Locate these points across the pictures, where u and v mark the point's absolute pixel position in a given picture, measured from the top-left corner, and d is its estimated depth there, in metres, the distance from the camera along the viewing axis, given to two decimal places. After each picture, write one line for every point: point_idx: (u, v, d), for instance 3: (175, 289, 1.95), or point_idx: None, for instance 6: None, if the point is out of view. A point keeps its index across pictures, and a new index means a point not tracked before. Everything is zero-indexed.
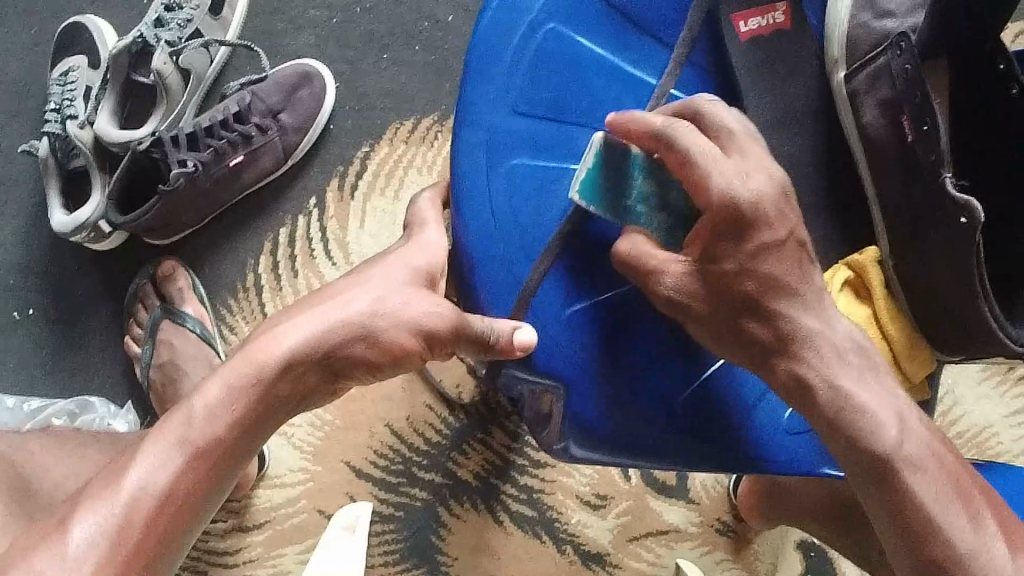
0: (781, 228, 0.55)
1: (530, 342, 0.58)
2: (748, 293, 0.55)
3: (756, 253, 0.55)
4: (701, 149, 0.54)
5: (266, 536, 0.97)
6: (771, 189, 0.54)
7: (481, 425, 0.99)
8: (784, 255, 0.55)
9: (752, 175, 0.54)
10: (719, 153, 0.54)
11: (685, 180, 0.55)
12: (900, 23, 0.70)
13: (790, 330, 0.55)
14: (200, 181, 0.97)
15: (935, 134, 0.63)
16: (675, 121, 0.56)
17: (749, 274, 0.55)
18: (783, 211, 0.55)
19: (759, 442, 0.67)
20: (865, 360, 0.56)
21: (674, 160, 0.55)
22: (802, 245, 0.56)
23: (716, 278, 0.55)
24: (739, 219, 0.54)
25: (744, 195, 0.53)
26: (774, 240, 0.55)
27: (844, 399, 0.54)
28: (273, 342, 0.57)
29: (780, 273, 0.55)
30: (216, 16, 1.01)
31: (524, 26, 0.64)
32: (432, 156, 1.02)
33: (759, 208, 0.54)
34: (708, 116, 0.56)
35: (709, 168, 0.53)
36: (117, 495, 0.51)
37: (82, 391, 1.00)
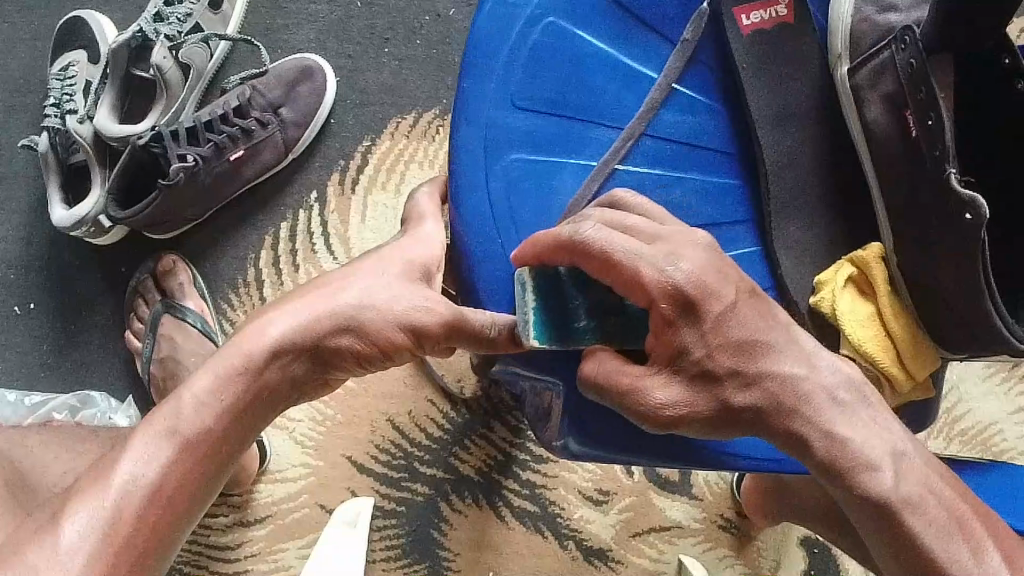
0: (727, 289, 0.50)
1: None
2: (726, 369, 0.50)
3: (715, 328, 0.49)
4: (621, 244, 0.49)
5: (267, 531, 0.97)
6: (705, 259, 0.49)
7: (483, 419, 0.98)
8: (742, 316, 0.50)
9: (682, 255, 0.49)
10: (640, 243, 0.49)
11: (615, 279, 0.49)
12: (905, 17, 0.69)
13: (773, 387, 0.51)
14: (201, 176, 0.96)
15: (940, 127, 0.62)
16: (582, 224, 0.51)
17: (718, 351, 0.50)
18: (723, 275, 0.50)
19: (732, 453, 0.65)
20: (856, 395, 0.54)
21: (599, 266, 0.49)
22: (753, 292, 0.52)
23: (695, 369, 0.50)
24: (687, 301, 0.48)
25: (681, 277, 0.48)
26: (724, 307, 0.49)
27: (847, 407, 0.53)
28: (262, 331, 0.57)
29: (745, 337, 0.50)
30: (216, 10, 1.00)
31: (525, 19, 0.64)
32: (433, 150, 1.02)
33: (702, 283, 0.48)
34: (613, 218, 0.52)
35: (635, 259, 0.48)
36: (109, 486, 0.50)
37: (83, 385, 1.00)
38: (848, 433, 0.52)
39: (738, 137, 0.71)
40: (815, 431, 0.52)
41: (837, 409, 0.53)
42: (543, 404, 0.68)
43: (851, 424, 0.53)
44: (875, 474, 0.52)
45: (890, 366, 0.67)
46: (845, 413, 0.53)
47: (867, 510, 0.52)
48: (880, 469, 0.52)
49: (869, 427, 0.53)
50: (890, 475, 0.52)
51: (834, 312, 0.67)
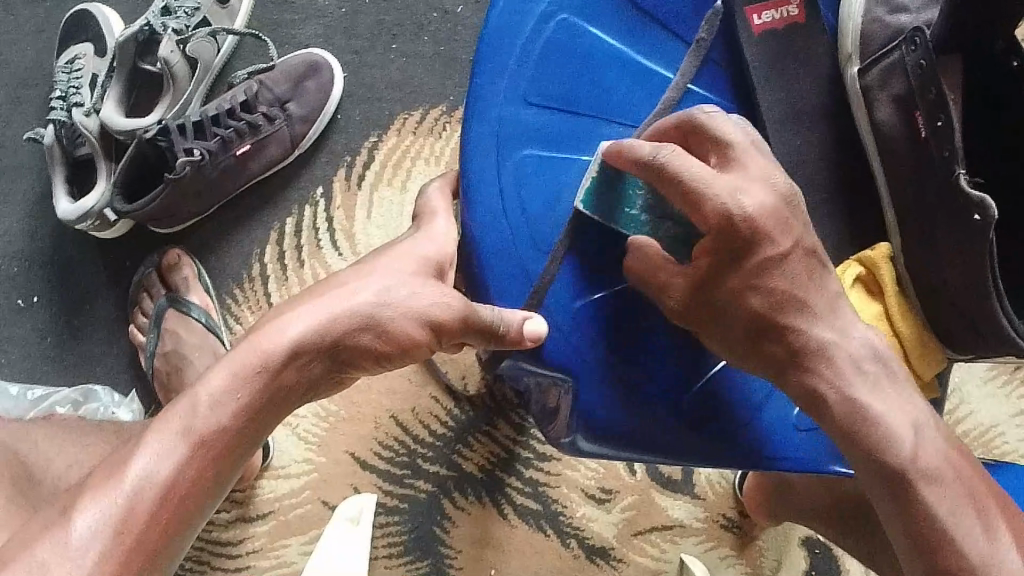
0: (785, 239, 0.54)
1: (541, 334, 0.60)
2: (757, 309, 0.55)
3: (756, 271, 0.54)
4: (692, 170, 0.51)
5: (269, 527, 0.97)
6: (771, 202, 0.53)
7: (487, 416, 0.98)
8: (788, 268, 0.54)
9: (747, 191, 0.52)
10: (713, 171, 0.52)
11: (683, 204, 0.52)
12: (914, 18, 0.69)
13: (800, 343, 0.55)
14: (207, 170, 0.96)
15: (948, 129, 0.62)
16: (662, 146, 0.53)
17: (752, 290, 0.55)
18: (788, 224, 0.53)
19: (758, 449, 0.66)
20: (881, 367, 0.55)
21: (665, 185, 0.53)
22: (811, 252, 0.55)
23: (721, 300, 0.56)
24: (738, 240, 0.53)
25: (741, 215, 0.52)
26: (777, 254, 0.54)
27: (877, 379, 0.55)
28: (278, 331, 0.56)
29: (785, 289, 0.55)
30: (223, 3, 0.99)
31: (537, 16, 0.64)
32: (440, 147, 1.02)
33: (757, 225, 0.52)
34: (708, 128, 0.54)
35: (705, 191, 0.51)
36: (122, 482, 0.50)
37: (86, 379, 1.00)
38: (866, 401, 0.54)
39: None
40: (832, 392, 0.54)
41: (862, 381, 0.55)
42: (550, 402, 0.66)
43: (874, 394, 0.54)
44: (883, 471, 0.52)
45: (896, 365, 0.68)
46: (870, 384, 0.55)
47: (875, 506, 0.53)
48: (886, 468, 0.52)
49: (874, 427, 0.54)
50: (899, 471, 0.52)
51: None
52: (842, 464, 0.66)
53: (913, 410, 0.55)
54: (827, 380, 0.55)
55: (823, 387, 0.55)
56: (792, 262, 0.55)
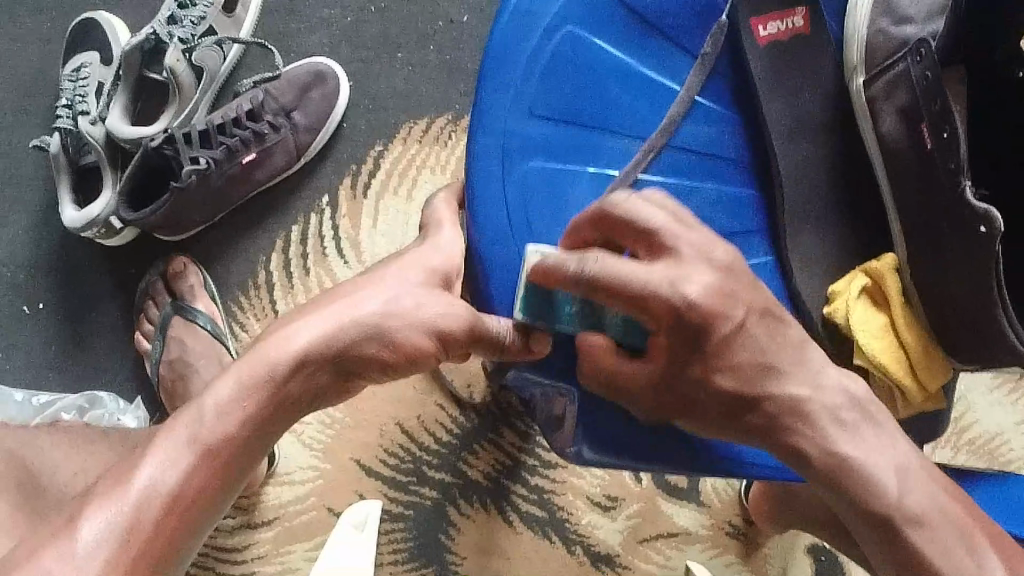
0: (736, 310, 0.52)
1: (545, 343, 0.60)
2: (725, 390, 0.54)
3: (718, 351, 0.53)
4: (625, 271, 0.50)
5: (274, 533, 0.97)
6: (713, 280, 0.51)
7: (493, 424, 0.99)
8: (749, 338, 0.53)
9: (686, 278, 0.50)
10: (643, 266, 0.50)
11: (627, 309, 0.51)
12: (920, 29, 0.69)
13: (775, 409, 0.55)
14: (212, 179, 0.97)
15: (954, 142, 0.62)
16: (588, 257, 0.51)
17: (716, 370, 0.54)
18: (733, 295, 0.51)
19: (750, 463, 0.65)
20: (861, 414, 0.55)
21: (604, 294, 0.51)
22: (767, 311, 0.54)
23: (687, 386, 0.55)
24: (692, 329, 0.51)
25: (686, 305, 0.50)
26: (732, 329, 0.52)
27: (858, 426, 0.55)
28: (286, 340, 0.57)
29: (751, 359, 0.54)
30: (229, 13, 1.00)
31: (543, 28, 0.63)
32: (445, 156, 1.02)
33: (705, 309, 0.51)
34: (627, 218, 0.52)
35: (646, 293, 0.50)
36: (128, 491, 0.51)
37: (92, 385, 1.00)
38: (847, 451, 0.54)
39: (750, 144, 0.71)
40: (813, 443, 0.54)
41: (843, 430, 0.54)
42: (556, 410, 0.67)
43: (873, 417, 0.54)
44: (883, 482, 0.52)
45: (902, 376, 0.67)
46: (850, 433, 0.54)
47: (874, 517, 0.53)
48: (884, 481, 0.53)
49: (874, 440, 0.54)
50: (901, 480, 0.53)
51: (847, 322, 0.67)
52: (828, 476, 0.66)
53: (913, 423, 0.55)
54: (806, 432, 0.54)
55: (803, 443, 0.54)
56: (750, 328, 0.53)
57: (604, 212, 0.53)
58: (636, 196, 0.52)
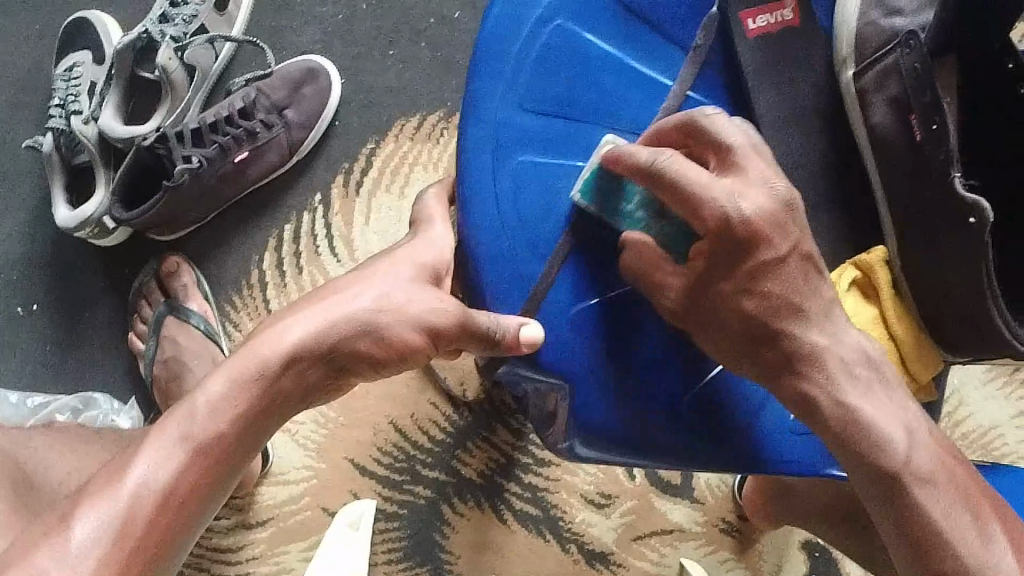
0: (784, 244, 0.53)
1: (536, 339, 0.58)
2: (748, 311, 0.54)
3: (752, 275, 0.53)
4: (691, 173, 0.51)
5: (269, 533, 0.97)
6: (770, 206, 0.51)
7: (486, 422, 0.98)
8: (785, 272, 0.53)
9: (745, 195, 0.51)
10: (710, 176, 0.52)
11: (680, 211, 0.52)
12: (909, 21, 0.69)
13: (792, 346, 0.54)
14: (206, 178, 0.96)
15: (944, 132, 0.62)
16: (661, 152, 0.53)
17: (746, 292, 0.54)
18: (784, 228, 0.52)
19: (770, 453, 0.66)
20: (873, 371, 0.56)
21: (665, 190, 0.53)
22: (809, 256, 0.54)
23: (716, 301, 0.55)
24: (735, 244, 0.52)
25: (738, 218, 0.51)
26: (774, 258, 0.53)
27: (868, 382, 0.55)
28: (276, 337, 0.57)
29: (783, 294, 0.54)
30: (221, 11, 1.00)
31: (533, 22, 0.63)
32: (437, 153, 1.02)
33: (754, 229, 0.52)
34: (711, 130, 0.53)
35: (701, 197, 0.51)
36: (120, 490, 0.51)
37: (86, 387, 1.00)
38: (855, 404, 0.54)
39: (751, 125, 0.69)
40: None
41: (853, 383, 0.55)
42: (547, 406, 0.65)
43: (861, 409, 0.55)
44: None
45: (894, 369, 0.68)
46: (862, 388, 0.55)
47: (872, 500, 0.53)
48: None
49: (864, 430, 0.54)
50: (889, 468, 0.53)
51: None
52: (836, 468, 0.65)
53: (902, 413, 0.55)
54: (818, 380, 0.54)
55: (812, 389, 0.54)
56: (790, 266, 0.53)
57: (691, 122, 0.54)
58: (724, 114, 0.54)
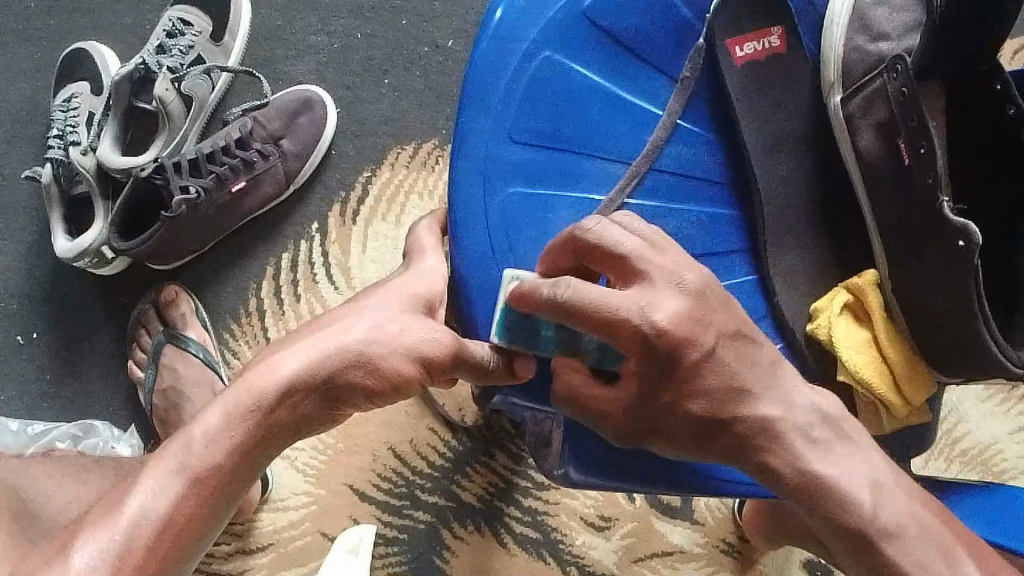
0: (707, 336, 0.52)
1: (528, 369, 0.61)
2: (697, 415, 0.54)
3: (687, 378, 0.53)
4: (594, 293, 0.50)
5: (269, 559, 0.97)
6: (683, 308, 0.51)
7: (484, 447, 0.99)
8: (717, 360, 0.53)
9: (656, 305, 0.50)
10: (614, 291, 0.51)
11: (596, 334, 0.51)
12: (895, 45, 0.70)
13: (749, 430, 0.54)
14: (202, 209, 0.97)
15: (931, 155, 0.63)
16: (560, 281, 0.52)
17: (687, 398, 0.53)
18: (703, 321, 0.52)
19: (729, 477, 0.65)
20: (832, 431, 0.55)
21: (574, 318, 0.51)
22: (737, 333, 0.54)
23: (659, 412, 0.54)
24: (663, 355, 0.51)
25: (654, 331, 0.50)
26: (701, 354, 0.52)
27: (830, 444, 0.54)
28: (272, 368, 0.58)
29: (722, 386, 0.53)
30: (217, 42, 1.02)
31: (521, 54, 0.64)
32: (432, 180, 1.03)
33: (676, 339, 0.51)
34: (599, 242, 0.53)
35: (612, 317, 0.50)
36: (120, 518, 0.52)
37: (86, 415, 1.01)
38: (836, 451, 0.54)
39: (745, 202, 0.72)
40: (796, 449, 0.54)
41: (814, 448, 0.54)
42: (544, 431, 0.68)
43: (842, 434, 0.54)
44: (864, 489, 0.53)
45: (887, 393, 0.67)
46: (822, 451, 0.54)
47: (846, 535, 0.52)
48: (861, 494, 0.53)
49: (849, 456, 0.54)
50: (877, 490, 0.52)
51: (830, 339, 0.68)
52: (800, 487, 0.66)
53: None
54: (779, 452, 0.54)
55: (778, 463, 0.54)
56: (719, 352, 0.53)
57: (577, 238, 0.54)
58: (607, 221, 0.54)
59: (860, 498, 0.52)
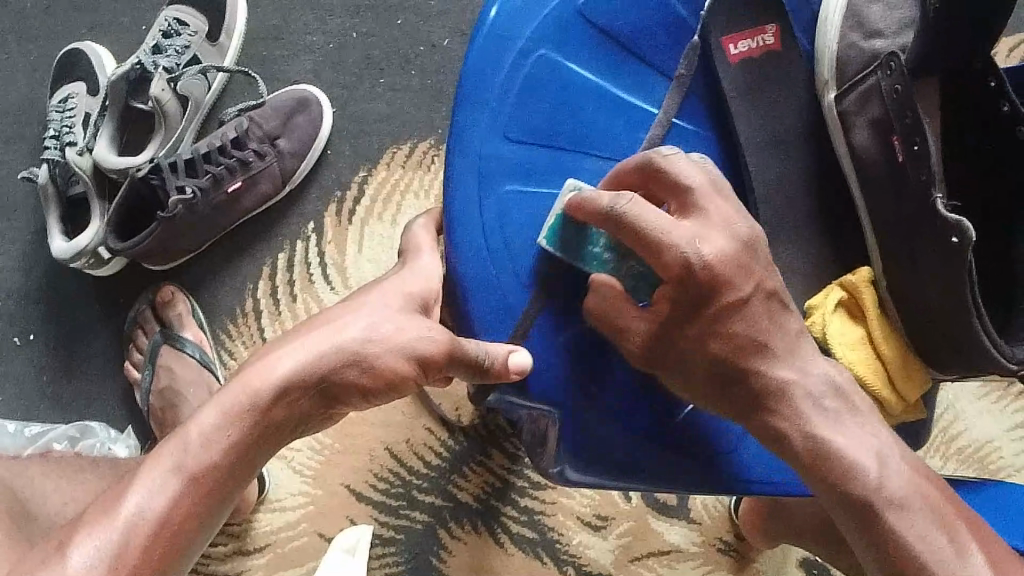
0: (745, 284, 0.55)
1: (525, 367, 0.60)
2: (717, 354, 0.56)
3: (716, 319, 0.55)
4: (651, 217, 0.53)
5: (266, 560, 0.97)
6: (730, 249, 0.54)
7: (480, 446, 0.99)
8: (749, 312, 0.55)
9: (706, 239, 0.54)
10: (670, 219, 0.53)
11: (644, 255, 0.54)
12: (889, 43, 0.70)
13: (760, 386, 0.55)
14: (200, 208, 0.97)
15: (925, 154, 0.63)
16: (620, 196, 0.54)
17: (713, 336, 0.55)
18: (745, 268, 0.55)
19: (730, 475, 0.66)
20: (842, 401, 0.55)
21: (627, 235, 0.54)
22: (772, 293, 0.56)
23: (681, 345, 0.56)
24: (700, 290, 0.54)
25: (700, 262, 0.53)
26: (738, 298, 0.55)
27: (840, 414, 0.55)
28: (267, 368, 0.58)
29: (749, 334, 0.55)
30: (213, 41, 1.02)
31: (516, 52, 0.64)
32: (428, 179, 1.03)
33: (717, 274, 0.54)
34: (668, 173, 0.55)
35: (664, 242, 0.53)
36: (116, 519, 0.52)
37: (83, 416, 1.00)
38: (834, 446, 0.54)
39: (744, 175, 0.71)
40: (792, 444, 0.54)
41: (823, 414, 0.55)
42: (540, 430, 0.67)
43: (838, 430, 0.54)
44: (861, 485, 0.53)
45: (882, 390, 0.67)
46: (832, 419, 0.54)
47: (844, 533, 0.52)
48: (858, 489, 0.53)
49: (856, 429, 0.54)
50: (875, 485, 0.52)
51: (824, 336, 0.67)
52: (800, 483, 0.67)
53: (877, 439, 0.54)
54: (788, 414, 0.55)
55: (784, 425, 0.55)
56: (754, 304, 0.55)
57: (649, 163, 0.56)
58: (680, 154, 0.56)
59: (857, 493, 0.52)
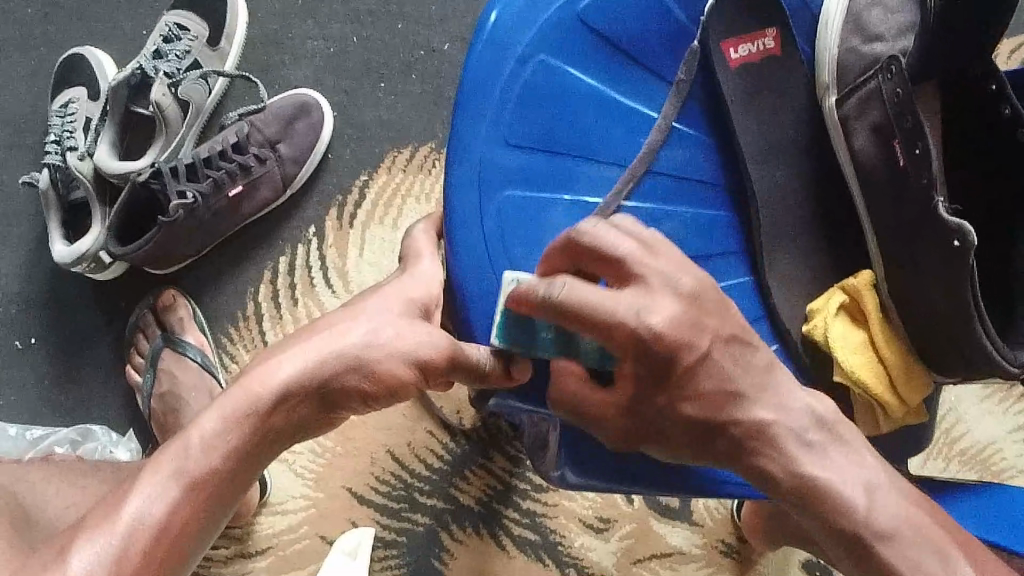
0: (702, 340, 0.50)
1: (525, 372, 0.60)
2: (693, 417, 0.53)
3: (682, 382, 0.52)
4: (588, 294, 0.49)
5: (268, 563, 0.97)
6: (679, 313, 0.49)
7: (482, 449, 0.99)
8: (712, 366, 0.51)
9: (652, 308, 0.49)
10: (609, 294, 0.49)
11: (593, 336, 0.50)
12: (890, 46, 0.70)
13: (740, 433, 0.53)
14: (200, 213, 0.98)
15: (927, 156, 0.63)
16: (555, 282, 0.50)
17: (682, 401, 0.53)
18: (699, 326, 0.50)
19: (731, 480, 0.66)
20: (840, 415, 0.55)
21: (571, 321, 0.50)
22: (732, 337, 0.52)
23: (653, 414, 0.54)
24: (659, 361, 0.50)
25: (649, 334, 0.49)
26: (696, 357, 0.51)
27: (824, 447, 0.53)
28: (268, 373, 0.58)
29: (717, 388, 0.52)
30: (213, 46, 1.02)
31: (516, 58, 0.63)
32: (429, 183, 1.03)
33: (673, 340, 0.49)
34: (593, 246, 0.51)
35: (606, 318, 0.49)
36: (117, 524, 0.52)
37: (84, 420, 1.00)
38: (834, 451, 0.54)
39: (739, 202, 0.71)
40: None
41: (807, 451, 0.53)
42: (541, 434, 0.67)
43: (838, 435, 0.54)
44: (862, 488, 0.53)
45: (885, 394, 0.67)
46: (817, 455, 0.53)
47: (843, 537, 0.52)
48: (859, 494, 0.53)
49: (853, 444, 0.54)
50: (875, 490, 0.52)
51: (826, 338, 0.68)
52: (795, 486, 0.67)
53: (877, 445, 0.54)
54: (772, 456, 0.53)
55: (771, 467, 0.53)
56: (713, 357, 0.51)
57: (574, 242, 0.52)
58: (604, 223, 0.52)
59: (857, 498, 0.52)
